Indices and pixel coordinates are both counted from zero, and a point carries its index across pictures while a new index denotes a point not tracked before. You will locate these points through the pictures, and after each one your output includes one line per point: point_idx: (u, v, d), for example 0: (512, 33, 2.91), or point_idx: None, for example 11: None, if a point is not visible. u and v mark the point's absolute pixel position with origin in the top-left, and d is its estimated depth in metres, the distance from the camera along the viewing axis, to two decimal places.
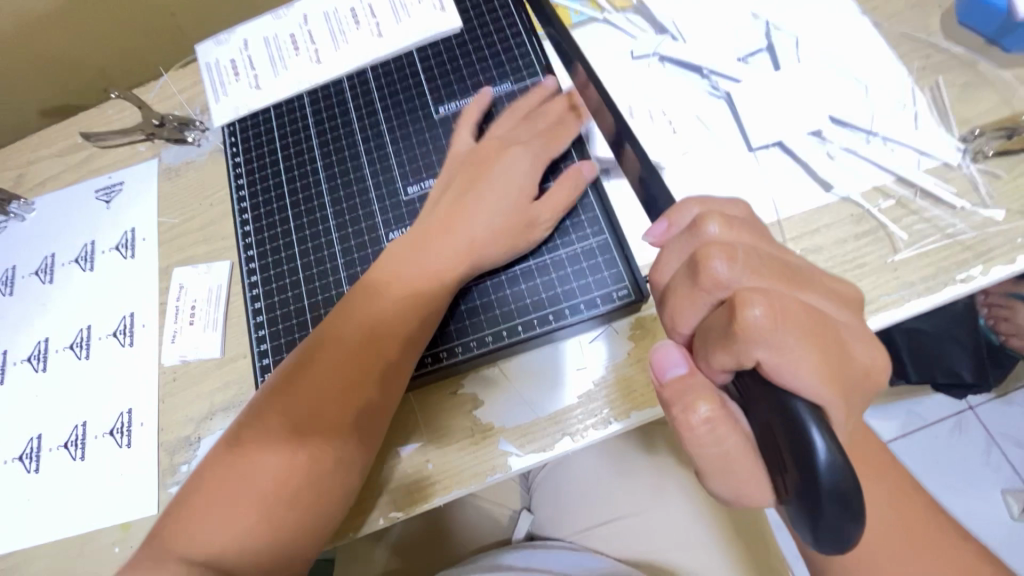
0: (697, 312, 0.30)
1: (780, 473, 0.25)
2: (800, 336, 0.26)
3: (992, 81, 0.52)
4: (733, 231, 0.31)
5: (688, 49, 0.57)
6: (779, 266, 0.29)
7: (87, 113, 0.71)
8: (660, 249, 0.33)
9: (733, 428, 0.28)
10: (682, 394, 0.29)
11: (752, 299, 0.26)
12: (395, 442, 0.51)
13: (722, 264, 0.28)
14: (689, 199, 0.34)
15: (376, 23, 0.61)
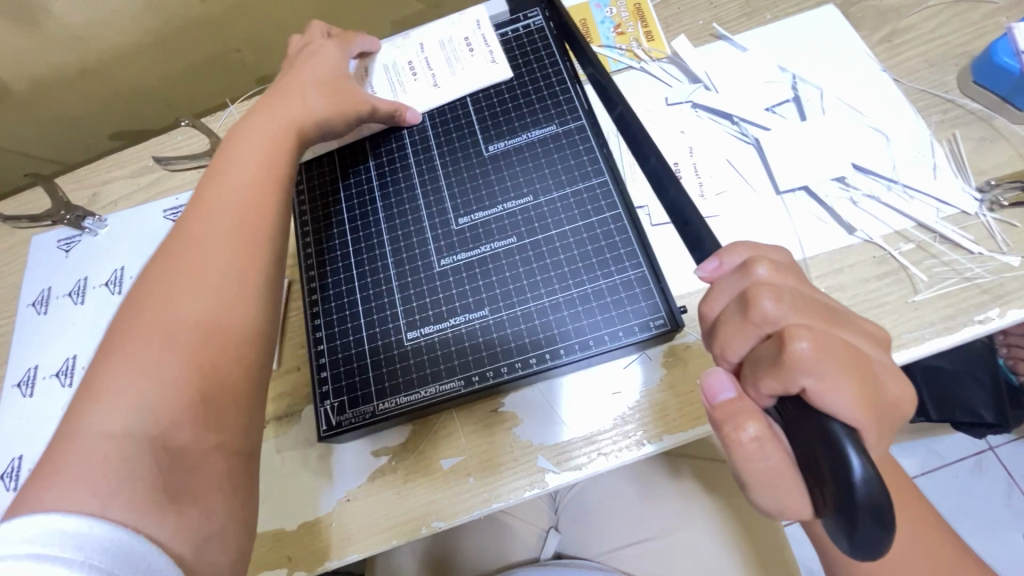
0: (744, 343, 0.33)
1: (819, 488, 0.28)
2: (841, 368, 0.29)
3: (1007, 136, 0.56)
4: (779, 273, 0.34)
5: (719, 98, 0.61)
6: (818, 306, 0.33)
7: (159, 139, 0.77)
8: (710, 285, 0.36)
9: (778, 446, 0.31)
10: (732, 414, 0.32)
11: (798, 334, 0.29)
12: (439, 455, 0.54)
13: (770, 302, 0.32)
14: (738, 243, 0.37)
15: (432, 74, 0.66)
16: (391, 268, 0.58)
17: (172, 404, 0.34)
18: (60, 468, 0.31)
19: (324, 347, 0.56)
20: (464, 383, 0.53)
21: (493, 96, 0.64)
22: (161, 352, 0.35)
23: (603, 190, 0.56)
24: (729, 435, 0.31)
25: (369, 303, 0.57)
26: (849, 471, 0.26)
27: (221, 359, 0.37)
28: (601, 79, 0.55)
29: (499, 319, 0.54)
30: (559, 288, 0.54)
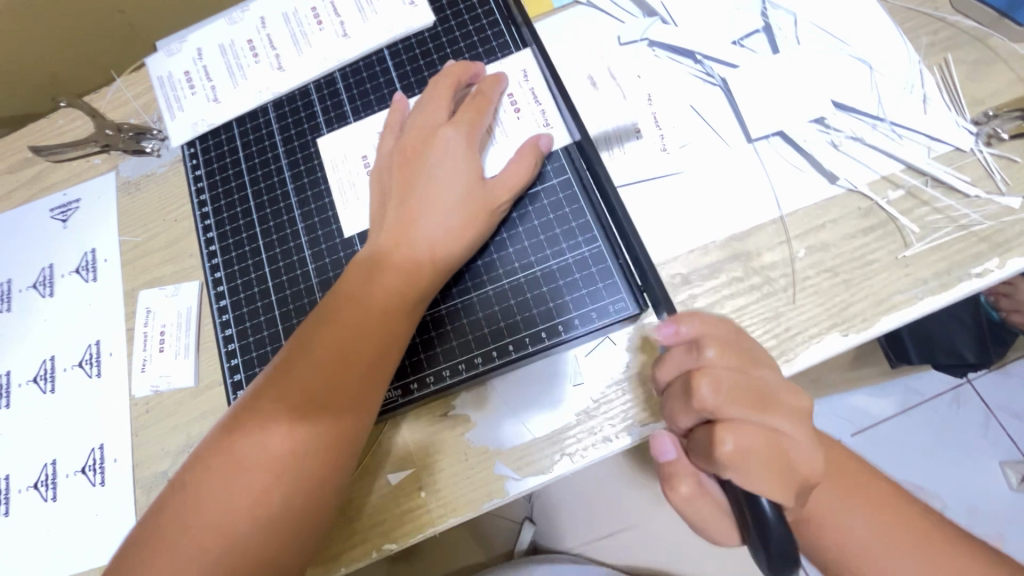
0: (688, 420, 0.34)
1: (747, 535, 0.32)
2: (765, 464, 0.31)
3: (1003, 56, 0.48)
4: (727, 356, 0.33)
5: (678, 33, 0.53)
6: (755, 392, 0.33)
7: (35, 125, 0.65)
8: (662, 351, 0.36)
9: (707, 501, 0.35)
10: (670, 477, 0.35)
11: (723, 437, 0.31)
12: (383, 470, 0.48)
13: (708, 392, 0.32)
14: (692, 311, 0.36)
15: (340, 22, 0.57)
16: (309, 262, 0.52)
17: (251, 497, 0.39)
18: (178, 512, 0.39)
19: (239, 360, 0.51)
20: (402, 391, 0.48)
21: (414, 47, 0.56)
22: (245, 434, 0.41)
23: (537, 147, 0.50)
24: (668, 492, 0.36)
25: (287, 305, 0.52)
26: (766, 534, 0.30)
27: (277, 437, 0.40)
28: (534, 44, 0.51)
29: (438, 314, 0.49)
30: (504, 274, 0.48)
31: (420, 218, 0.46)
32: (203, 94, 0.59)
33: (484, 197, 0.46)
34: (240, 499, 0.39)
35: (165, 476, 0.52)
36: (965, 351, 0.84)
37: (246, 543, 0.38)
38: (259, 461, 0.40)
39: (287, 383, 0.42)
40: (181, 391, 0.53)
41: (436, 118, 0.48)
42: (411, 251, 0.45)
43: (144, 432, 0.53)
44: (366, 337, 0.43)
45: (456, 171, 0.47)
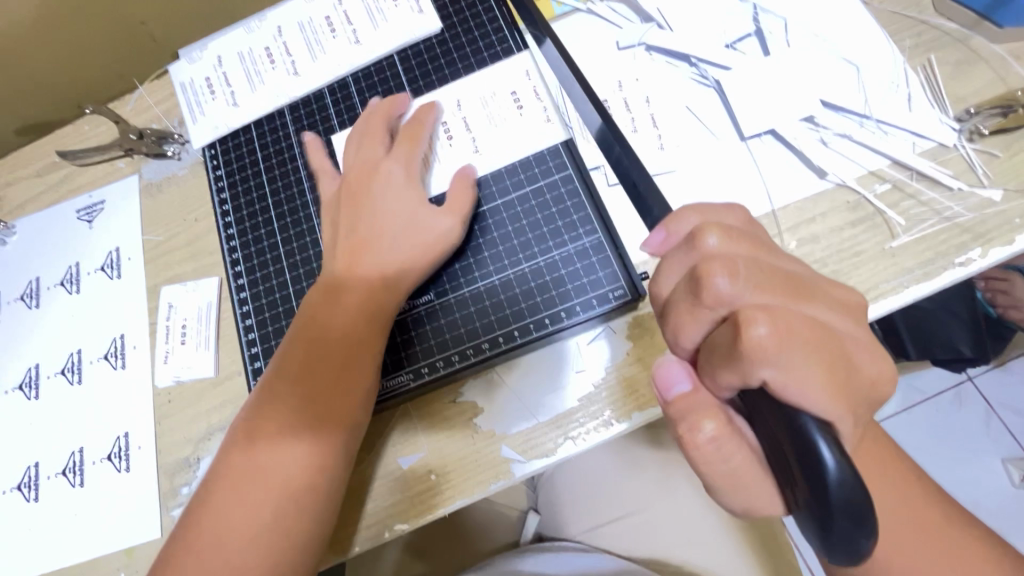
0: (698, 329, 0.30)
1: (790, 483, 0.27)
2: (805, 354, 0.27)
3: (985, 56, 0.51)
4: (733, 242, 0.31)
5: (674, 38, 0.55)
6: (779, 278, 0.30)
7: (62, 131, 0.68)
8: (660, 259, 0.34)
9: (739, 441, 0.30)
10: (690, 410, 0.30)
11: (756, 318, 0.27)
12: (396, 453, 0.50)
13: (725, 281, 0.28)
14: (687, 209, 0.35)
15: (352, 30, 0.60)
16: (325, 257, 0.55)
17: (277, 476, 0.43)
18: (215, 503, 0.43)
19: (259, 350, 0.54)
20: (413, 376, 0.50)
21: (423, 52, 0.58)
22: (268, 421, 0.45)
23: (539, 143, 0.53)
24: (686, 436, 0.30)
25: (304, 297, 0.54)
26: (819, 463, 0.25)
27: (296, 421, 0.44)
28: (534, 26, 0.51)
29: (447, 303, 0.51)
30: (509, 265, 0.51)
31: (374, 246, 0.49)
32: (223, 99, 0.62)
33: (427, 221, 0.49)
34: (270, 479, 0.43)
35: (187, 462, 0.54)
36: (963, 345, 0.86)
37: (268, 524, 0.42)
38: (283, 445, 0.44)
39: (297, 377, 0.46)
40: (201, 381, 0.56)
41: (367, 152, 0.52)
42: (364, 274, 0.48)
43: (167, 420, 0.56)
44: (368, 332, 0.47)
45: (457, 175, 0.51)
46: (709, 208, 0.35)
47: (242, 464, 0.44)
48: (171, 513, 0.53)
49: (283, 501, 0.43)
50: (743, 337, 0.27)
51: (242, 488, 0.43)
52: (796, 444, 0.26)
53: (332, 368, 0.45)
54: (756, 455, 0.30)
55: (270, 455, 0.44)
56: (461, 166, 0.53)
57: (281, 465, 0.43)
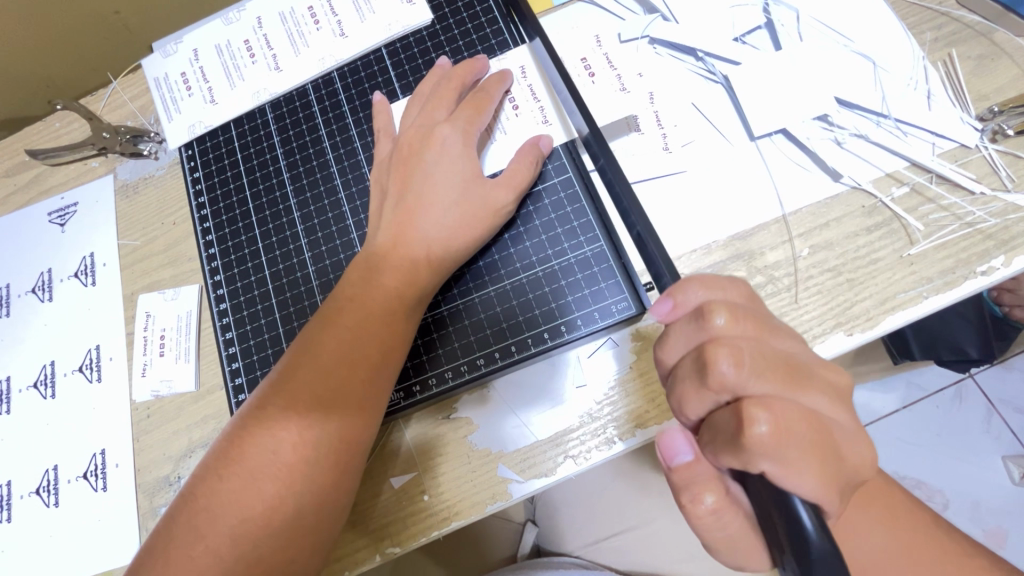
0: (702, 406, 0.29)
1: (778, 551, 0.27)
2: (804, 451, 0.26)
3: (1008, 50, 0.48)
4: (742, 325, 0.29)
5: (679, 30, 0.52)
6: (783, 362, 0.28)
7: (31, 128, 0.65)
8: (665, 329, 0.32)
9: (737, 512, 0.29)
10: (691, 481, 0.29)
11: (757, 415, 0.26)
12: (387, 473, 0.47)
13: (730, 367, 0.27)
14: (693, 280, 0.32)
15: (337, 21, 0.56)
16: (310, 266, 0.52)
17: (260, 500, 0.39)
18: (190, 530, 0.39)
19: (240, 364, 0.51)
20: (404, 394, 0.47)
21: (412, 46, 0.55)
22: (249, 439, 0.41)
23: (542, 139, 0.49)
24: (687, 506, 0.29)
25: (287, 308, 0.51)
26: (803, 536, 0.25)
27: (279, 442, 0.40)
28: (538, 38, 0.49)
29: (440, 316, 0.48)
30: (505, 275, 0.48)
31: (419, 219, 0.46)
32: (200, 96, 0.58)
33: (486, 194, 0.46)
34: (250, 506, 0.39)
35: (167, 481, 0.52)
36: (969, 347, 0.84)
37: (254, 557, 0.38)
38: (266, 464, 0.40)
39: (293, 387, 0.42)
40: (181, 395, 0.53)
41: (435, 117, 0.48)
42: (411, 250, 0.45)
43: (146, 436, 0.53)
44: (369, 341, 0.43)
45: (454, 169, 0.47)
46: (715, 277, 0.33)
47: (220, 487, 0.40)
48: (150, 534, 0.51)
49: (266, 527, 0.39)
50: (745, 432, 0.26)
51: (219, 516, 0.39)
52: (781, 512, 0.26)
53: (316, 385, 0.41)
54: (750, 519, 0.29)
55: (251, 478, 0.40)
56: (531, 136, 0.49)
57: (263, 487, 0.39)
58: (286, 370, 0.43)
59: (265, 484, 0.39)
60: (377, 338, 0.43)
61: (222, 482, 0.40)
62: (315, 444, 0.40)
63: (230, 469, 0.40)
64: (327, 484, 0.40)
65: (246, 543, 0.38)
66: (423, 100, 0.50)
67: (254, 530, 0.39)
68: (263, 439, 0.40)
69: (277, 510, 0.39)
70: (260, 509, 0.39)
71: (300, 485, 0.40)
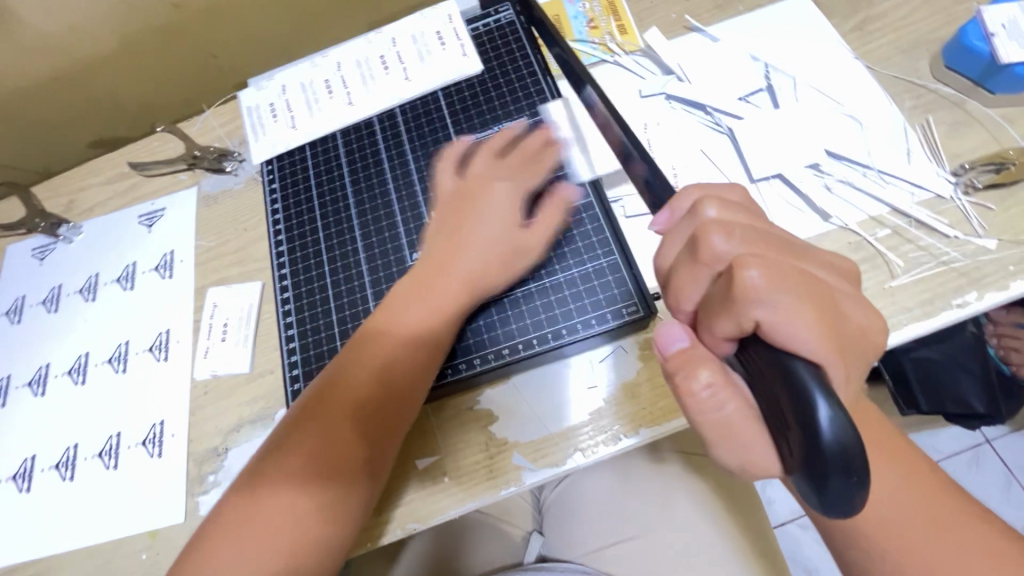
0: (697, 287, 0.35)
1: (786, 436, 0.29)
2: (793, 298, 0.31)
3: (979, 119, 0.55)
4: (728, 212, 0.36)
5: (692, 89, 0.61)
6: (775, 240, 0.34)
7: (135, 145, 0.76)
8: (664, 234, 0.38)
9: (735, 392, 0.33)
10: (687, 362, 0.34)
11: (748, 266, 0.31)
12: (413, 454, 0.53)
13: (721, 238, 0.34)
14: (688, 186, 0.39)
15: (402, 68, 0.67)
16: (365, 265, 0.60)
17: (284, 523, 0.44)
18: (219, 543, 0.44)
19: (296, 345, 0.58)
20: (436, 375, 0.53)
21: (464, 90, 0.65)
22: (280, 463, 0.46)
23: (573, 163, 0.58)
24: (682, 383, 0.33)
25: (341, 298, 0.59)
26: (815, 424, 0.27)
27: (306, 468, 0.45)
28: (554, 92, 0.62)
29: (472, 311, 0.55)
30: (531, 278, 0.55)
31: (463, 245, 0.52)
32: (283, 122, 0.69)
33: (520, 239, 0.53)
34: (274, 531, 0.44)
35: (215, 451, 0.58)
36: (975, 401, 0.86)
37: (311, 533, 0.44)
38: (291, 498, 0.45)
39: (323, 416, 0.47)
40: (237, 376, 0.60)
41: (494, 172, 0.56)
42: (449, 276, 0.51)
43: (201, 410, 0.60)
44: (400, 389, 0.49)
45: (500, 219, 0.53)
46: (711, 186, 0.40)
47: (252, 507, 0.45)
48: (196, 499, 0.56)
49: (287, 551, 0.44)
50: (740, 278, 0.31)
51: (244, 534, 0.44)
52: (795, 403, 0.28)
53: (345, 418, 0.47)
54: (750, 407, 0.32)
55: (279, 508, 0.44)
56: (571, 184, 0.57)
57: (291, 515, 0.44)
58: (318, 398, 0.48)
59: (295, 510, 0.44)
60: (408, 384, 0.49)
61: (250, 502, 0.45)
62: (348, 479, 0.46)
63: (259, 493, 0.45)
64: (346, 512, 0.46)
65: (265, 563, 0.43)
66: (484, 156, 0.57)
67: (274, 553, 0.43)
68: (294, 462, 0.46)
69: (300, 536, 0.44)
70: (282, 536, 0.44)
71: (326, 515, 0.45)
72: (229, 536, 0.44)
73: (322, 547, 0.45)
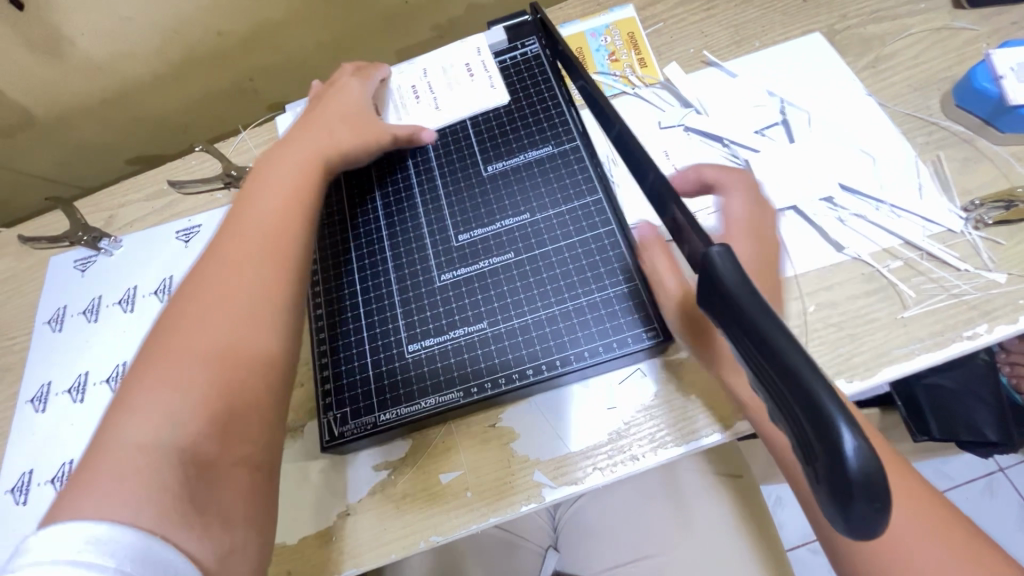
0: (668, 293, 0.53)
1: (810, 462, 0.26)
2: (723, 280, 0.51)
3: (989, 156, 0.57)
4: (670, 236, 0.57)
5: (710, 122, 0.64)
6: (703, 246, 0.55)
7: (174, 163, 0.80)
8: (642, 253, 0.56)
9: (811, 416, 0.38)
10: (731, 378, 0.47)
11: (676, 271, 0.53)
12: (438, 469, 0.55)
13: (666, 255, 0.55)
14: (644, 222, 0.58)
15: (432, 97, 0.70)
16: (393, 283, 0.61)
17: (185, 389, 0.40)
18: (111, 431, 0.38)
19: (327, 361, 0.58)
20: (462, 394, 0.55)
21: (492, 119, 0.68)
22: (176, 335, 0.42)
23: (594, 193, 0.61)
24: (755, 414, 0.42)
25: (371, 315, 0.60)
26: (839, 452, 0.24)
27: (199, 330, 0.43)
28: (576, 125, 0.65)
29: (497, 332, 0.57)
30: (555, 302, 0.57)
31: (320, 121, 0.61)
32: None
33: (376, 129, 0.63)
34: (172, 392, 0.39)
35: None
36: (987, 428, 0.85)
37: (220, 376, 0.41)
38: (188, 352, 0.41)
39: (213, 270, 0.46)
40: None
41: (344, 80, 0.67)
42: (314, 142, 0.58)
43: None
44: (243, 241, 0.48)
45: (348, 104, 0.63)
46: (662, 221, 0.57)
47: (135, 386, 0.40)
48: None
49: (187, 413, 0.39)
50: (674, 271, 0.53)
51: (134, 409, 0.38)
52: (816, 424, 0.25)
53: (225, 272, 0.46)
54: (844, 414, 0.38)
55: (179, 362, 0.41)
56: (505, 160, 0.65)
57: (190, 373, 0.40)
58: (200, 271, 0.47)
59: (195, 370, 0.41)
60: (266, 235, 0.49)
61: (145, 368, 0.41)
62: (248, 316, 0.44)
63: (154, 356, 0.41)
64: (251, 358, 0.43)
65: (164, 431, 0.37)
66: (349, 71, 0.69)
67: (171, 421, 0.38)
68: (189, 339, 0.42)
69: (201, 395, 0.40)
70: (180, 400, 0.39)
71: (225, 373, 0.41)
72: (160, 387, 0.39)
73: (235, 433, 0.41)
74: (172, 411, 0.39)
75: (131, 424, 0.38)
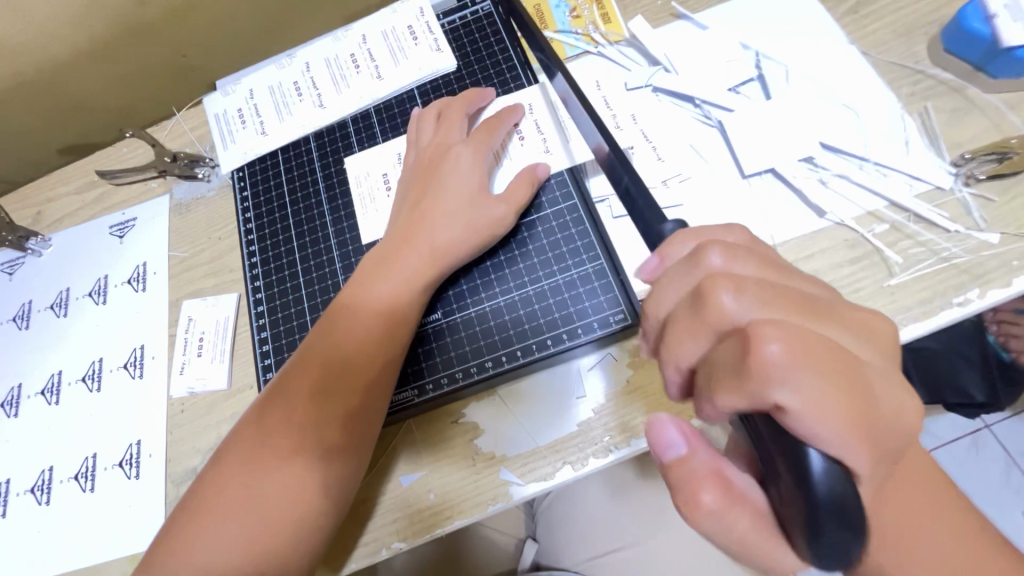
0: (695, 347, 0.30)
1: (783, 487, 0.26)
2: (817, 374, 0.25)
3: (980, 106, 0.53)
4: (735, 261, 0.31)
5: (679, 80, 0.58)
6: (794, 297, 0.29)
7: (102, 152, 0.73)
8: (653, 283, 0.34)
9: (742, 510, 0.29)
10: (684, 476, 0.29)
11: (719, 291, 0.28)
12: (396, 471, 0.51)
13: (730, 295, 0.28)
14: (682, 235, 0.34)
15: (376, 66, 0.64)
16: (340, 276, 0.58)
17: (242, 544, 0.43)
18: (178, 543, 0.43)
19: (271, 361, 0.57)
20: (417, 392, 0.52)
21: (441, 87, 0.62)
22: (234, 472, 0.45)
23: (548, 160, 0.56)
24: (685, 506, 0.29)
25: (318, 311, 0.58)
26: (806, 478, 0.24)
27: (243, 475, 0.45)
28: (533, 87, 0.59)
29: (453, 322, 0.54)
30: (514, 287, 0.53)
31: (434, 210, 0.52)
32: (252, 128, 0.66)
33: (486, 210, 0.52)
34: (226, 536, 0.43)
35: (194, 471, 0.56)
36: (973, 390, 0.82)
37: (280, 535, 0.43)
38: (247, 502, 0.44)
39: (292, 410, 0.47)
40: (214, 393, 0.58)
41: (449, 137, 0.56)
42: (415, 248, 0.51)
43: (178, 430, 0.58)
44: (325, 393, 0.47)
45: (468, 176, 0.53)
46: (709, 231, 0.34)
47: (196, 532, 0.44)
48: None
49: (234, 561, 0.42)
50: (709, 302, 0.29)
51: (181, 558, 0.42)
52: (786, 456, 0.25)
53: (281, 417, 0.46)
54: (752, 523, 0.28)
55: (229, 515, 0.44)
56: (530, 163, 0.55)
57: (247, 526, 0.43)
58: (281, 393, 0.48)
59: (241, 540, 0.43)
60: (331, 383, 0.47)
61: (205, 508, 0.44)
62: (307, 461, 0.45)
63: (213, 499, 0.45)
64: (287, 518, 0.43)
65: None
66: (433, 119, 0.58)
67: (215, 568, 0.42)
68: (255, 477, 0.45)
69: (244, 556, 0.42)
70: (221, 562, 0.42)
71: (267, 540, 0.43)
72: (202, 538, 0.43)
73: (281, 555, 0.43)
74: (230, 553, 0.42)
75: (198, 550, 0.43)
